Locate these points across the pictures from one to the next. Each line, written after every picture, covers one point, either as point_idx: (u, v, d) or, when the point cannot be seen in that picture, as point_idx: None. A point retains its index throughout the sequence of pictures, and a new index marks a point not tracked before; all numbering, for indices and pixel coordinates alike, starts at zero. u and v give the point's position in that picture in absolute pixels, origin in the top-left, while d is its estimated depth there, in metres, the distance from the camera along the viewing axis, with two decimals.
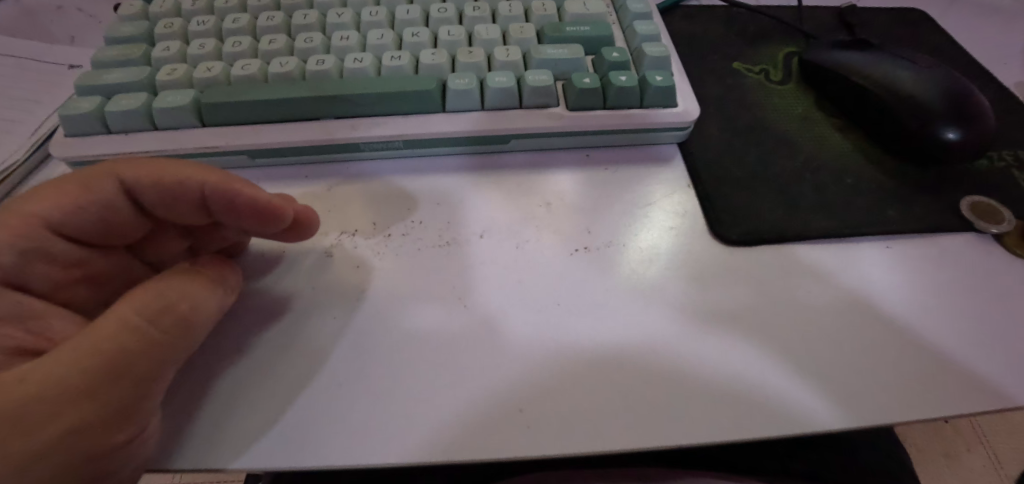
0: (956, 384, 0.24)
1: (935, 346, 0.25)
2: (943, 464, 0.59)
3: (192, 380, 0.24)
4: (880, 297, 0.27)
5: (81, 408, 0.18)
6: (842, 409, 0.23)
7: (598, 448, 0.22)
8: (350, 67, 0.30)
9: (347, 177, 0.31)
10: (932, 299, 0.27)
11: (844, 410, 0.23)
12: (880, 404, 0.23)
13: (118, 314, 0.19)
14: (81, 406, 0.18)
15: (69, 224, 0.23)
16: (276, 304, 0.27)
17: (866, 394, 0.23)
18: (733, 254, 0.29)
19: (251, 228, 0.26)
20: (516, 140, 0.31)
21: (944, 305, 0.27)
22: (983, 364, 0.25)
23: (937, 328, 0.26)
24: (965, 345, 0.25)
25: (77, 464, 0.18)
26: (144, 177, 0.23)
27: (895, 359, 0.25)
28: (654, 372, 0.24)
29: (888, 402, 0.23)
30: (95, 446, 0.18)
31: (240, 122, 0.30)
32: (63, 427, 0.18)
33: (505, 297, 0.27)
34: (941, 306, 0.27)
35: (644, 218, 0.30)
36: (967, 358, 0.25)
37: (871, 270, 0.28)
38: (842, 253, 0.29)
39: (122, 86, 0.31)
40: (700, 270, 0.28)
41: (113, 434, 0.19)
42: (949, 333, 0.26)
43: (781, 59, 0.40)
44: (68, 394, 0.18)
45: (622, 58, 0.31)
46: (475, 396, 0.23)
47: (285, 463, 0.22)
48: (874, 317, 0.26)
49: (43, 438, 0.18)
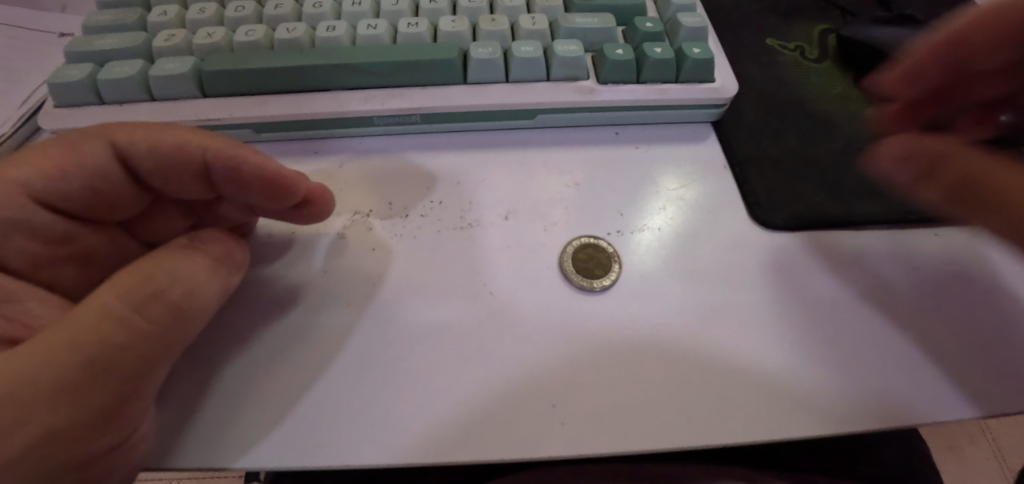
0: (988, 389, 0.23)
1: (970, 346, 0.24)
2: (948, 457, 0.58)
3: (192, 375, 0.23)
4: (918, 285, 0.26)
5: (58, 409, 0.16)
6: (877, 406, 0.22)
7: (632, 447, 0.21)
8: (363, 33, 0.28)
9: (358, 154, 0.29)
10: (971, 292, 0.26)
11: (882, 412, 0.22)
12: (921, 404, 0.22)
13: (101, 300, 0.17)
14: (57, 407, 0.16)
15: (54, 194, 0.20)
16: (284, 293, 0.25)
17: (908, 390, 0.23)
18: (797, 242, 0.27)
19: (263, 202, 0.24)
20: (541, 116, 0.29)
21: (982, 301, 0.26)
22: (1017, 367, 0.24)
23: (975, 326, 0.25)
24: (1001, 345, 0.24)
25: (56, 472, 0.17)
26: (139, 140, 0.21)
27: (937, 359, 0.24)
28: (688, 366, 0.23)
29: (922, 403, 0.22)
30: (75, 450, 0.17)
31: (243, 93, 0.28)
32: (35, 434, 0.16)
33: (533, 285, 0.25)
34: (983, 303, 0.26)
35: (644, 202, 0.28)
36: (1003, 361, 0.24)
37: (898, 258, 0.27)
38: (874, 241, 0.28)
39: (115, 53, 0.28)
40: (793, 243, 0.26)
41: (98, 437, 0.17)
42: (985, 331, 0.25)
43: (816, 35, 0.38)
44: (42, 394, 0.16)
45: (656, 28, 0.29)
46: (503, 390, 0.22)
47: (299, 463, 0.20)
48: (910, 305, 0.25)
49: (14, 446, 0.15)
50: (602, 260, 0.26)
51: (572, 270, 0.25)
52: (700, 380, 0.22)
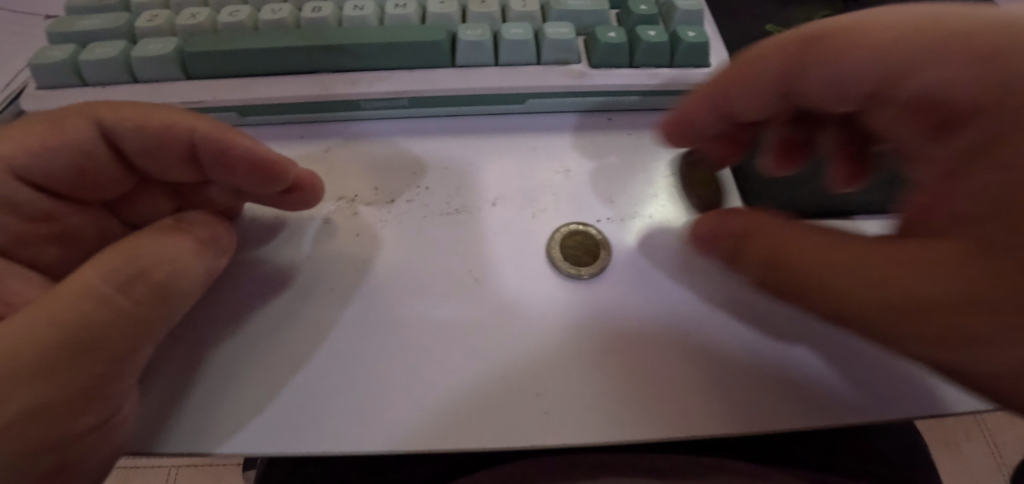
0: None
1: None
2: (943, 453, 0.57)
3: (174, 361, 0.22)
4: None
5: (36, 389, 0.15)
6: (871, 396, 0.22)
7: (620, 435, 0.20)
8: (349, 15, 0.28)
9: (344, 138, 0.29)
10: None
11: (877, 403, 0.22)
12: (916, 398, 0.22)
13: (84, 279, 0.16)
14: (35, 387, 0.15)
15: (35, 171, 0.20)
16: (268, 279, 0.25)
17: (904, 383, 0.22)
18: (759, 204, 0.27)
19: (248, 186, 0.23)
20: (531, 100, 0.29)
21: None
22: None
23: None
24: None
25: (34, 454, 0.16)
26: (127, 120, 0.21)
27: None
28: (679, 353, 0.22)
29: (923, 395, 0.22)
30: (56, 432, 0.16)
31: (227, 75, 0.27)
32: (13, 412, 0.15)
33: (521, 271, 0.24)
34: None
35: (657, 191, 0.27)
36: None
37: None
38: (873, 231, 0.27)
39: (97, 33, 0.28)
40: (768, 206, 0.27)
41: (80, 418, 0.17)
42: None
43: (817, 21, 0.37)
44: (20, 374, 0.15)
45: (651, 11, 0.28)
46: (484, 378, 0.21)
47: (280, 448, 0.20)
48: None
49: None
50: (593, 248, 0.25)
51: (560, 257, 0.24)
52: (691, 368, 0.22)
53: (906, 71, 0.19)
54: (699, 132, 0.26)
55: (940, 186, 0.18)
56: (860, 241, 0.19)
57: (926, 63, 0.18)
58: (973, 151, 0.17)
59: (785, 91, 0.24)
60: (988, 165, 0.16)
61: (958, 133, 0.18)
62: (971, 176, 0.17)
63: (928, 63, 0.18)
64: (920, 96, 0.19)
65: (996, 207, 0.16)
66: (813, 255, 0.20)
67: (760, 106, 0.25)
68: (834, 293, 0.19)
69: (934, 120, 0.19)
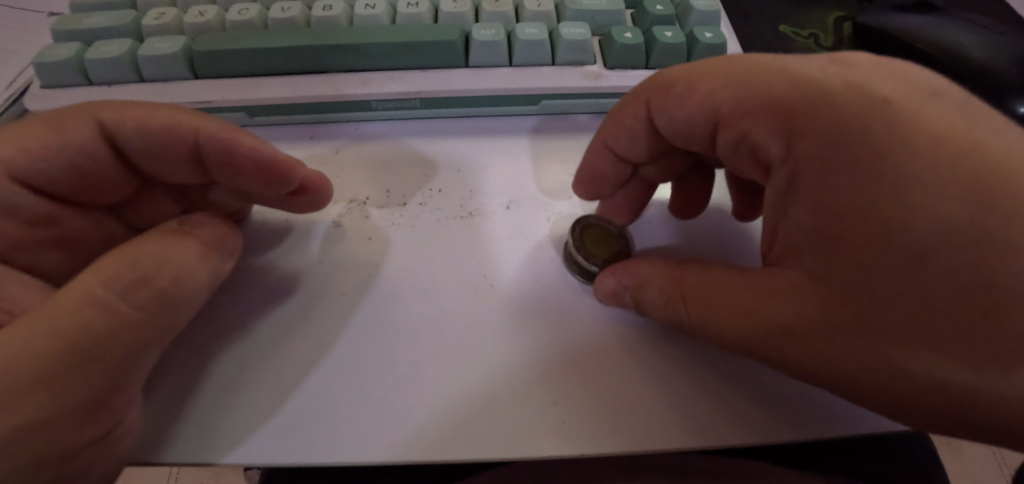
0: None
1: None
2: (947, 454, 0.57)
3: (180, 368, 0.22)
4: None
5: (35, 401, 0.15)
6: None
7: (643, 445, 0.19)
8: (360, 13, 0.27)
9: (354, 139, 0.28)
10: None
11: None
12: None
13: (83, 285, 0.16)
14: (34, 398, 0.15)
15: (36, 175, 0.19)
16: (277, 284, 0.24)
17: None
18: (737, 227, 0.26)
19: (255, 188, 0.23)
20: (545, 102, 0.28)
21: None
22: None
23: None
24: None
25: (38, 467, 0.15)
26: (127, 121, 0.20)
27: None
28: (700, 362, 0.22)
29: None
30: (59, 445, 0.16)
31: (235, 74, 0.27)
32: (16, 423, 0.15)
33: (536, 276, 0.24)
34: None
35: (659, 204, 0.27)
36: None
37: None
38: None
39: (103, 30, 0.27)
40: (732, 244, 0.26)
41: (81, 431, 0.16)
42: None
43: (831, 23, 0.36)
44: (20, 384, 0.15)
45: (667, 11, 0.28)
46: (500, 385, 0.21)
47: (291, 457, 0.19)
48: None
49: None
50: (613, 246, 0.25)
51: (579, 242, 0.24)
52: (712, 379, 0.21)
53: (728, 118, 0.21)
54: (611, 179, 0.25)
55: (775, 225, 0.20)
56: (740, 280, 0.19)
57: (740, 111, 0.20)
58: (790, 186, 0.19)
59: (658, 133, 0.24)
60: (804, 201, 0.18)
61: (775, 172, 0.19)
62: (790, 213, 0.19)
63: (746, 113, 0.20)
64: (746, 136, 0.20)
65: (824, 232, 0.17)
66: (701, 293, 0.20)
67: (631, 146, 0.25)
68: (737, 324, 0.19)
69: (758, 161, 0.21)
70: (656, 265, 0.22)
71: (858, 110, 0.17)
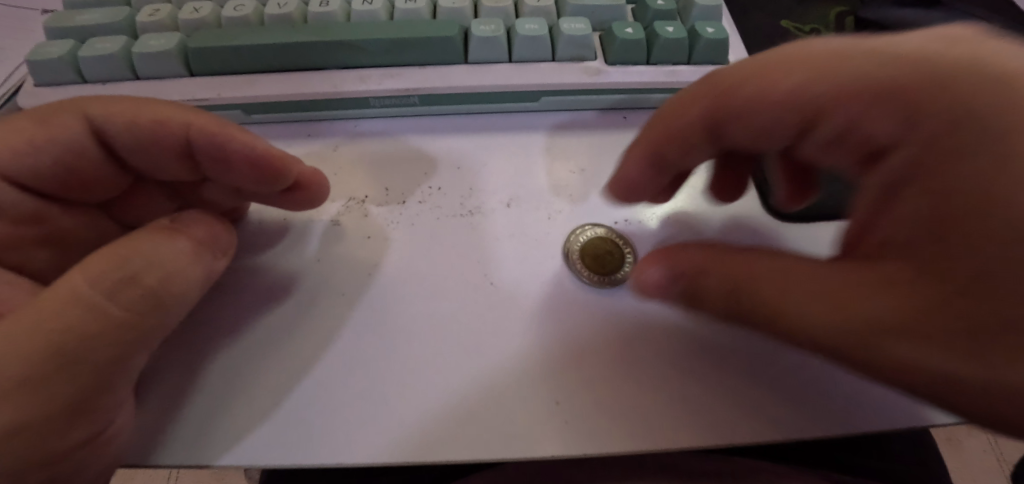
0: None
1: None
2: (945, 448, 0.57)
3: (173, 368, 0.21)
4: None
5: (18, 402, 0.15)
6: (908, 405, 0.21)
7: (642, 445, 0.19)
8: (357, 9, 0.27)
9: (352, 136, 0.28)
10: None
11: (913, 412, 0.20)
12: None
13: (70, 285, 0.16)
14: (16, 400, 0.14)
15: (28, 172, 0.19)
16: (272, 283, 0.24)
17: None
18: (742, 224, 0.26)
19: (249, 186, 0.22)
20: (544, 98, 0.28)
21: None
22: None
23: None
24: None
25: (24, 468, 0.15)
26: (117, 117, 0.20)
27: None
28: (703, 360, 0.21)
29: None
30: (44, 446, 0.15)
31: (231, 72, 0.27)
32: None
33: (537, 273, 0.23)
34: None
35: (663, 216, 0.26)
36: None
37: None
38: None
39: (96, 27, 0.27)
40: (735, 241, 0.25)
41: (66, 433, 0.16)
42: None
43: (833, 17, 0.36)
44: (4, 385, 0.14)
45: (668, 6, 0.28)
46: (501, 384, 0.20)
47: (288, 459, 0.19)
48: None
49: None
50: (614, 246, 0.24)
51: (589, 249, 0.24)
52: (715, 378, 0.21)
53: (826, 110, 0.19)
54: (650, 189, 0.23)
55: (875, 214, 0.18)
56: (827, 271, 0.18)
57: (842, 105, 0.18)
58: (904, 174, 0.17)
59: (670, 170, 0.23)
60: (916, 190, 0.16)
61: (889, 159, 0.18)
62: (899, 202, 0.17)
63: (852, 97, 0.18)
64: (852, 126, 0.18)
65: (935, 223, 0.16)
66: (778, 283, 0.18)
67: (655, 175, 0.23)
68: (827, 320, 0.17)
69: (862, 151, 0.19)
70: (706, 249, 0.20)
71: (965, 88, 0.16)
